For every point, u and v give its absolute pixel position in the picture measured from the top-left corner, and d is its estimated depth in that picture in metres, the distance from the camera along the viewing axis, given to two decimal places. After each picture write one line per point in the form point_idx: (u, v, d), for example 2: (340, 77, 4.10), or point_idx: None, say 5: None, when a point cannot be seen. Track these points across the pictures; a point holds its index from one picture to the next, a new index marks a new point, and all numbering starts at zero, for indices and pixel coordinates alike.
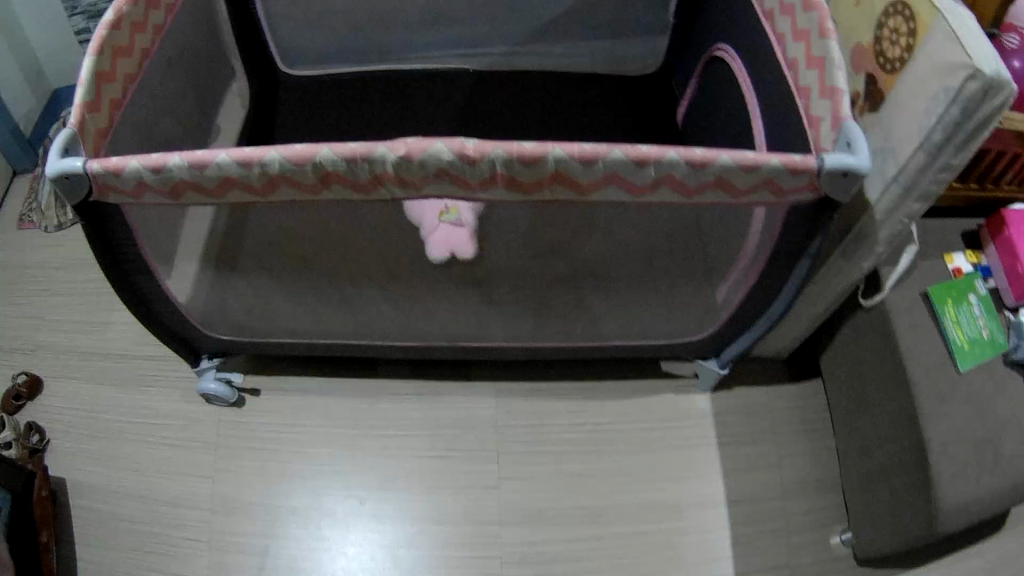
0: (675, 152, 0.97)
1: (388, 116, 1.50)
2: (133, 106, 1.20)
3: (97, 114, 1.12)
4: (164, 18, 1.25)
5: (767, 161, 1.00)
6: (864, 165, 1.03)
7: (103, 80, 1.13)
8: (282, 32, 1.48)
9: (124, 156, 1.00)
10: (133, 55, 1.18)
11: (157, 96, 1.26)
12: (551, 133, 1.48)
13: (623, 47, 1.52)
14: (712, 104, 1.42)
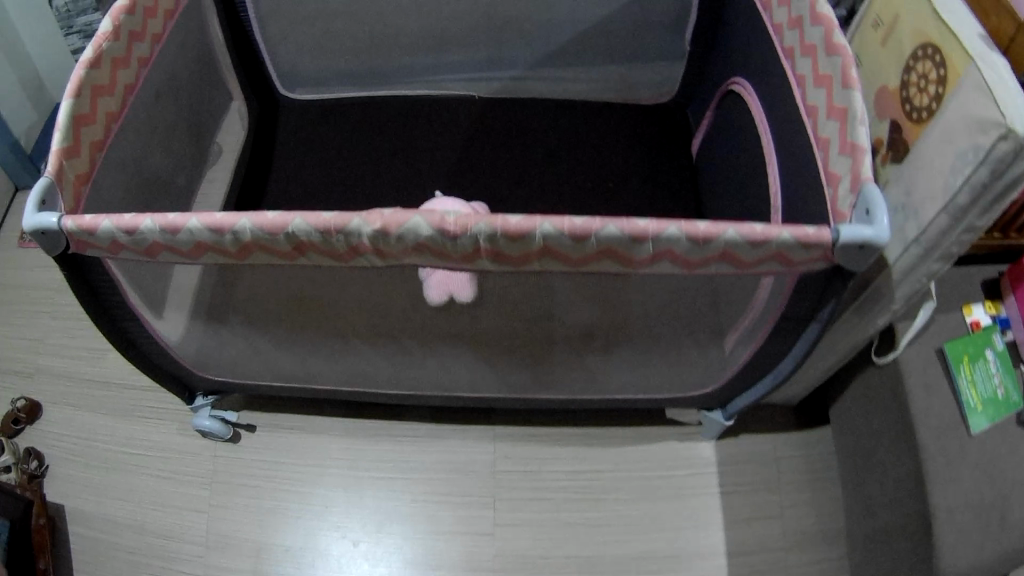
0: (674, 226, 0.91)
1: (391, 144, 1.45)
2: (117, 145, 1.17)
3: (73, 160, 1.09)
4: (151, 50, 1.22)
5: (777, 235, 0.93)
6: (881, 238, 0.96)
7: (81, 123, 1.10)
8: (282, 55, 1.44)
9: (95, 217, 0.97)
10: (115, 93, 1.15)
11: (145, 130, 1.23)
12: (562, 165, 1.42)
13: (637, 75, 1.46)
14: (728, 141, 1.35)
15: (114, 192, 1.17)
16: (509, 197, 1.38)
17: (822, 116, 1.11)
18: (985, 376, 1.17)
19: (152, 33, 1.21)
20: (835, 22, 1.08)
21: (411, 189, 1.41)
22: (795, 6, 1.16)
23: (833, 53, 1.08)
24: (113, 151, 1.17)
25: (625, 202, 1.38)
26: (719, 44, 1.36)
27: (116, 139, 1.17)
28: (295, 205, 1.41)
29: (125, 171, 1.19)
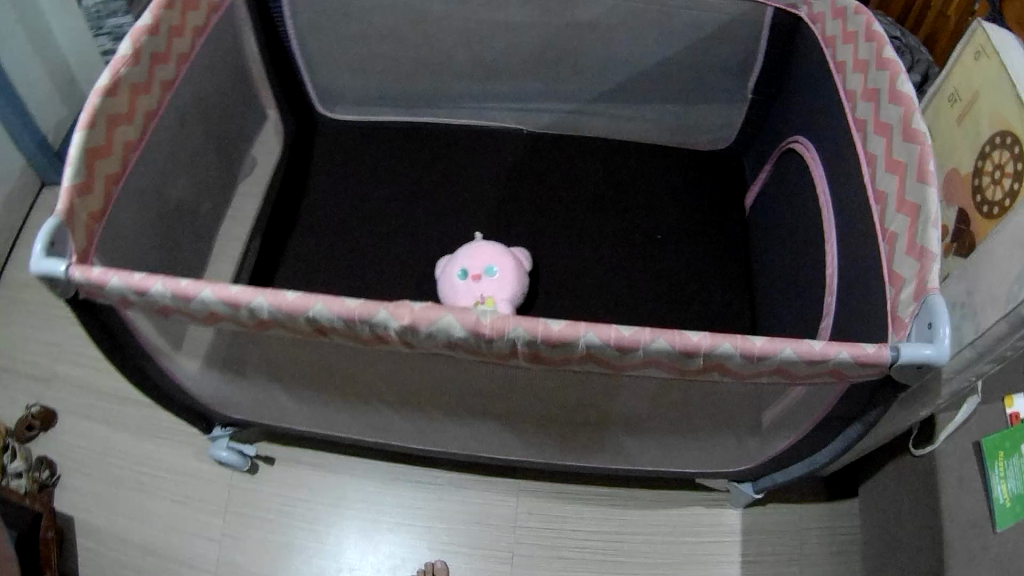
0: (728, 342, 0.85)
1: (429, 177, 1.40)
2: (135, 176, 1.13)
3: (87, 196, 1.05)
4: (175, 71, 1.18)
5: (835, 354, 0.88)
6: (941, 360, 0.89)
7: (95, 155, 1.06)
8: (322, 72, 1.38)
9: (105, 272, 0.94)
10: (133, 121, 1.11)
11: (166, 152, 1.18)
12: (606, 212, 1.36)
13: (691, 118, 1.38)
14: (786, 202, 1.27)
15: (134, 221, 1.13)
16: (549, 243, 1.33)
17: (890, 206, 1.03)
18: (1015, 470, 1.03)
19: (176, 55, 1.17)
20: (916, 107, 0.99)
21: (446, 226, 1.35)
22: (871, 77, 1.07)
23: (910, 140, 1.00)
24: (133, 178, 1.13)
25: (670, 257, 1.32)
26: (779, 98, 1.29)
27: (138, 168, 1.13)
28: (326, 233, 1.36)
29: (150, 198, 1.16)
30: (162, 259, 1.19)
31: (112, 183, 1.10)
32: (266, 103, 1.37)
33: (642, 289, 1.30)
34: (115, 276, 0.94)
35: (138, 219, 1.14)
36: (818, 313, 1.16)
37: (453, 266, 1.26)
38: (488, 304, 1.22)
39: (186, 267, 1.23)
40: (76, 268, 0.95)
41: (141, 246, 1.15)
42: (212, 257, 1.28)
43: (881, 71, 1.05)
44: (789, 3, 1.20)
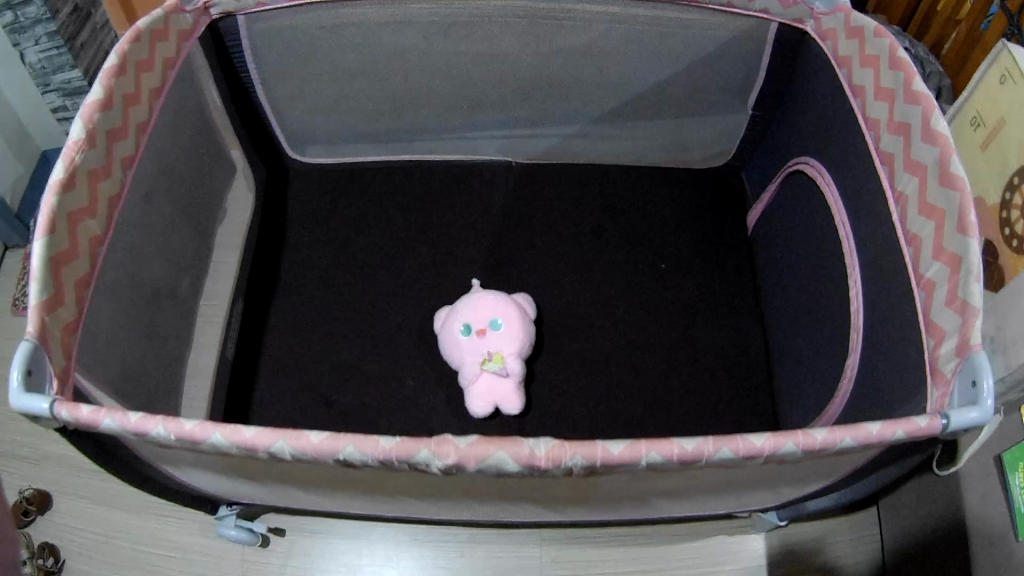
0: (792, 440, 0.83)
1: (418, 220, 1.31)
2: (107, 271, 1.03)
3: (58, 311, 0.94)
4: (135, 144, 1.06)
5: (891, 434, 0.86)
6: (988, 421, 0.86)
7: (61, 261, 0.95)
8: (292, 116, 1.28)
9: (95, 413, 0.86)
10: (96, 213, 1.00)
11: (139, 235, 1.08)
12: (607, 244, 1.30)
13: (689, 136, 1.32)
14: (799, 226, 1.23)
15: (115, 317, 1.04)
16: (554, 286, 1.27)
17: (926, 253, 0.99)
18: None
19: (134, 127, 1.05)
20: (955, 152, 0.95)
21: (443, 273, 1.28)
22: (898, 110, 1.03)
23: (948, 187, 0.96)
24: (106, 275, 1.03)
25: (678, 288, 1.28)
26: (786, 111, 1.25)
27: (109, 263, 1.03)
28: (315, 289, 1.27)
29: (127, 288, 1.06)
30: (151, 349, 1.10)
31: (82, 286, 0.99)
32: (233, 159, 1.26)
33: (654, 326, 1.26)
34: (106, 417, 0.86)
35: (116, 314, 1.04)
36: (846, 347, 1.12)
37: (455, 321, 1.20)
38: (497, 361, 1.16)
39: (175, 350, 1.14)
40: (62, 407, 0.87)
41: (127, 340, 1.06)
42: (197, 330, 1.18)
43: (912, 107, 1.01)
44: (793, 18, 1.17)
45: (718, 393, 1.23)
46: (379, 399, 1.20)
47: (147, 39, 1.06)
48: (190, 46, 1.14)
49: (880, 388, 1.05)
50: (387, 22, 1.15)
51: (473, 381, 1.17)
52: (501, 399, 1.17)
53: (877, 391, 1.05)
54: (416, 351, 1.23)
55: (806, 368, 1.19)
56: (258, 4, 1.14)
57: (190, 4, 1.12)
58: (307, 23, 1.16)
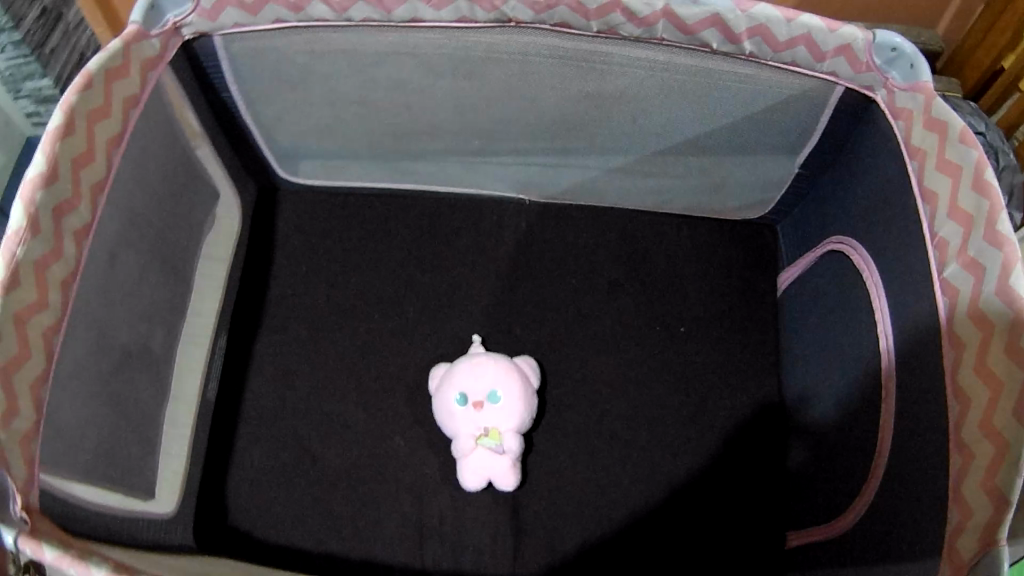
0: None
1: (415, 261, 1.19)
2: (70, 346, 0.90)
3: (13, 423, 0.80)
4: (91, 210, 0.90)
5: None
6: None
7: (10, 369, 0.80)
8: (282, 136, 1.13)
9: (59, 562, 0.73)
10: (48, 304, 0.85)
11: (108, 292, 0.95)
12: (623, 302, 1.19)
13: (725, 184, 1.17)
14: (840, 303, 1.09)
15: (85, 391, 0.93)
16: (563, 345, 1.16)
17: (973, 420, 0.82)
18: None
19: (89, 190, 0.89)
20: None
21: (439, 323, 1.16)
22: (971, 244, 0.87)
23: (1016, 360, 0.80)
24: (70, 349, 0.90)
25: (693, 356, 1.17)
26: (835, 182, 1.10)
27: (71, 343, 0.90)
28: (303, 332, 1.16)
29: (97, 357, 0.94)
30: (126, 414, 0.99)
31: (39, 384, 0.85)
32: (214, 182, 1.12)
33: (675, 396, 1.15)
34: (71, 567, 0.74)
35: (84, 391, 0.92)
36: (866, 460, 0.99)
37: (450, 387, 1.08)
38: (492, 438, 1.05)
39: (150, 404, 1.03)
40: (26, 546, 0.73)
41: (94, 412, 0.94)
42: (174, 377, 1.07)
43: (990, 243, 0.84)
44: (863, 84, 0.99)
45: (739, 477, 1.12)
46: (368, 459, 1.10)
47: (99, 83, 0.90)
48: (155, 75, 0.97)
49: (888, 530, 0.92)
50: (387, 52, 1.01)
51: (466, 455, 1.07)
52: (495, 476, 1.07)
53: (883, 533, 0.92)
54: (409, 406, 1.13)
55: (823, 464, 1.06)
56: (235, 26, 0.98)
57: (156, 27, 0.95)
58: (298, 46, 1.01)
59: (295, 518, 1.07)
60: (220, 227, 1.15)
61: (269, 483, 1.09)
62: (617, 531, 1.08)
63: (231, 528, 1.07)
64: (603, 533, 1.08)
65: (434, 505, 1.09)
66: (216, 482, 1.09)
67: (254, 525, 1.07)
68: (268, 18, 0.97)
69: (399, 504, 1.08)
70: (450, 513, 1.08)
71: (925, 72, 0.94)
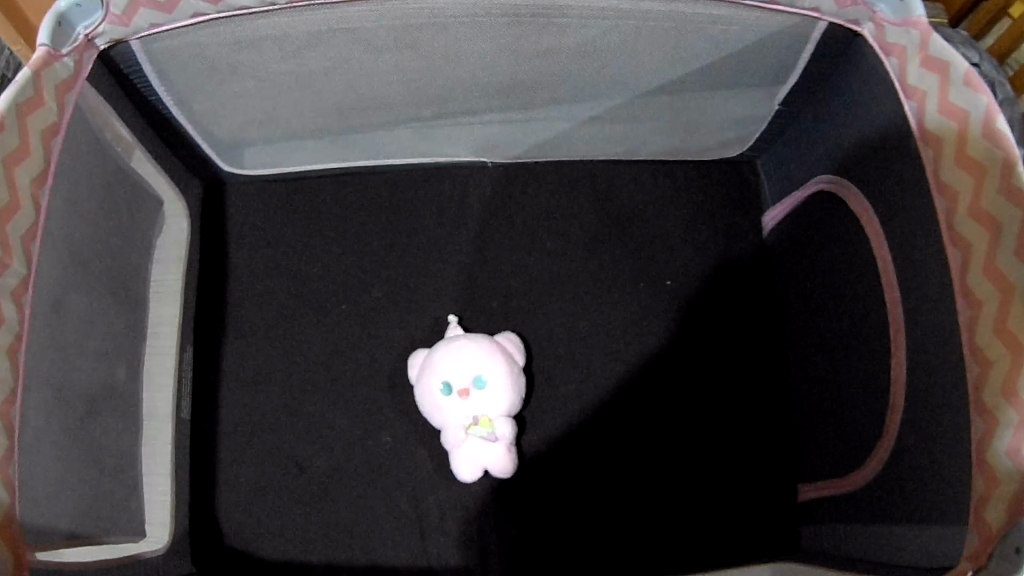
0: None
1: (380, 242, 1.13)
2: (31, 410, 0.81)
3: None
4: (26, 263, 0.80)
5: None
6: None
7: None
8: (220, 129, 1.02)
9: None
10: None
11: (60, 342, 0.87)
12: (603, 262, 1.15)
13: (703, 125, 1.09)
14: (825, 250, 1.04)
15: (60, 447, 0.86)
16: (546, 317, 1.11)
17: (995, 383, 0.75)
18: None
19: (21, 244, 0.79)
20: None
21: (412, 307, 1.10)
22: (988, 198, 0.78)
23: None
24: (32, 411, 0.82)
25: (682, 310, 1.14)
26: (819, 119, 1.04)
27: (31, 406, 0.81)
28: (272, 334, 1.09)
29: (65, 415, 0.87)
30: (103, 462, 0.93)
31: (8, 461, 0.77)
32: (156, 190, 1.03)
33: (673, 358, 1.12)
34: None
35: (57, 456, 0.85)
36: (866, 419, 0.95)
37: (433, 376, 1.00)
38: (484, 427, 0.99)
39: (126, 440, 0.97)
40: None
41: (72, 477, 0.87)
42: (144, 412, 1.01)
43: (1012, 203, 0.75)
44: (848, 18, 0.90)
45: (743, 433, 1.10)
46: (354, 461, 1.06)
47: (13, 123, 0.78)
48: (73, 97, 0.85)
49: (886, 495, 0.90)
50: (321, 31, 0.87)
51: (457, 446, 1.01)
52: (491, 465, 1.02)
53: (885, 495, 0.91)
54: (390, 397, 1.07)
55: (829, 417, 1.02)
56: (153, 26, 0.86)
57: (66, 45, 0.83)
58: (224, 37, 0.87)
59: (293, 530, 1.04)
60: (168, 234, 1.06)
61: (260, 497, 1.05)
62: (627, 506, 1.07)
63: (229, 549, 1.04)
64: (607, 508, 1.06)
65: (431, 500, 1.05)
66: (206, 503, 1.05)
67: (255, 543, 1.04)
68: (187, 12, 0.84)
69: (395, 504, 1.05)
70: (450, 507, 1.05)
71: (916, 5, 0.85)
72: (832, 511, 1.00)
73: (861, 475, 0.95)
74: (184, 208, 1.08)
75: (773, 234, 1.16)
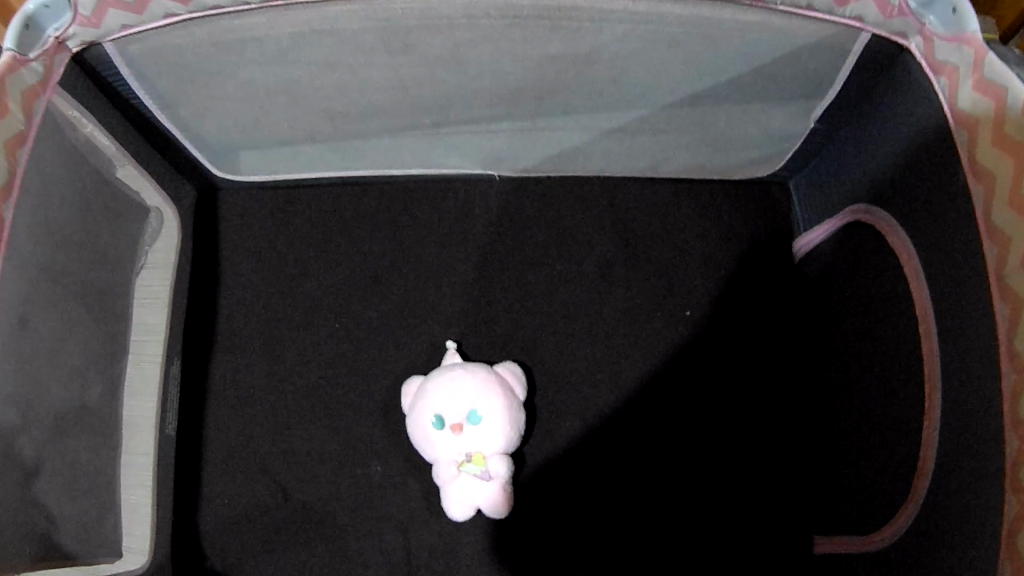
0: None
1: (379, 259, 1.08)
2: None
3: None
4: None
5: None
6: None
7: None
8: (210, 133, 0.97)
9: None
10: None
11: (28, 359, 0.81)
12: (618, 286, 1.09)
13: (729, 141, 1.01)
14: (856, 282, 0.96)
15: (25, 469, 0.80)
16: (551, 345, 1.06)
17: None
18: None
19: None
20: None
21: (408, 329, 1.05)
22: None
23: None
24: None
25: (702, 340, 1.07)
26: (857, 139, 0.95)
27: None
28: (262, 349, 1.04)
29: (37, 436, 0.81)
30: (77, 486, 0.86)
31: None
32: (142, 197, 0.98)
33: (691, 390, 1.05)
34: None
35: (25, 482, 0.79)
36: (891, 475, 0.87)
37: (425, 409, 0.93)
38: (476, 464, 0.93)
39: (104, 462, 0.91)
40: None
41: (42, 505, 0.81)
42: (124, 423, 0.94)
43: None
44: (893, 30, 0.81)
45: (759, 477, 1.03)
46: (343, 491, 0.99)
47: None
48: (43, 105, 0.79)
49: (908, 560, 0.81)
50: (305, 33, 0.80)
51: (449, 483, 0.94)
52: (483, 503, 0.95)
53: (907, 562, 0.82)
54: (381, 423, 1.01)
55: (852, 466, 0.94)
56: (125, 28, 0.80)
57: (33, 48, 0.77)
58: (203, 38, 0.81)
59: (277, 564, 0.97)
60: (154, 241, 1.00)
61: (239, 522, 0.98)
62: (627, 546, 1.00)
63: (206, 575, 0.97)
64: (608, 549, 0.99)
65: (420, 539, 0.98)
66: (188, 530, 0.98)
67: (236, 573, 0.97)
68: (158, 15, 0.79)
69: (386, 542, 0.97)
70: (439, 545, 0.98)
71: (971, 19, 0.75)
72: (848, 566, 0.91)
73: (882, 535, 0.86)
74: (177, 216, 1.02)
75: (805, 262, 1.07)
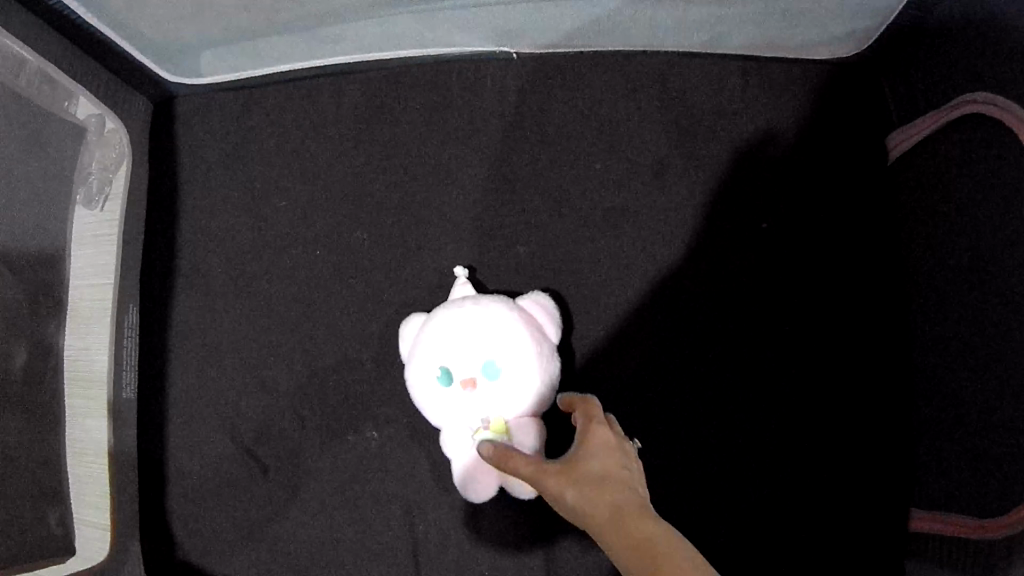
0: None
1: (367, 169, 0.88)
2: None
3: None
4: None
5: None
6: None
7: None
8: (148, 21, 0.77)
9: None
10: None
11: None
12: (664, 192, 0.88)
13: (810, 11, 0.78)
14: (961, 195, 0.74)
15: None
16: (585, 272, 0.86)
17: None
18: None
19: None
20: None
21: (407, 255, 0.86)
22: None
23: None
24: None
25: (771, 257, 0.86)
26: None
27: None
28: (233, 286, 0.87)
29: None
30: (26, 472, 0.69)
31: None
32: (80, 115, 0.77)
33: (757, 319, 0.85)
34: None
35: None
36: (1009, 455, 0.66)
37: (433, 356, 0.75)
38: (498, 434, 0.75)
39: None
40: None
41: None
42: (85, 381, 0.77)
43: None
44: None
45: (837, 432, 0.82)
46: (336, 462, 0.81)
47: None
48: None
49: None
50: None
51: (464, 453, 0.77)
52: (511, 482, 0.77)
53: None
54: (378, 375, 0.83)
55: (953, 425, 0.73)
56: None
57: None
58: None
59: (259, 556, 0.80)
60: (101, 160, 0.80)
61: (212, 494, 0.82)
62: (664, 513, 0.80)
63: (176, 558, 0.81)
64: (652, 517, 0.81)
65: (431, 524, 0.79)
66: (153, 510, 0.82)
67: (211, 567, 0.81)
68: None
69: (384, 525, 0.80)
70: (455, 530, 0.79)
71: None
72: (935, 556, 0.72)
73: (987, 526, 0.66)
74: (127, 135, 0.83)
75: (904, 165, 0.84)
